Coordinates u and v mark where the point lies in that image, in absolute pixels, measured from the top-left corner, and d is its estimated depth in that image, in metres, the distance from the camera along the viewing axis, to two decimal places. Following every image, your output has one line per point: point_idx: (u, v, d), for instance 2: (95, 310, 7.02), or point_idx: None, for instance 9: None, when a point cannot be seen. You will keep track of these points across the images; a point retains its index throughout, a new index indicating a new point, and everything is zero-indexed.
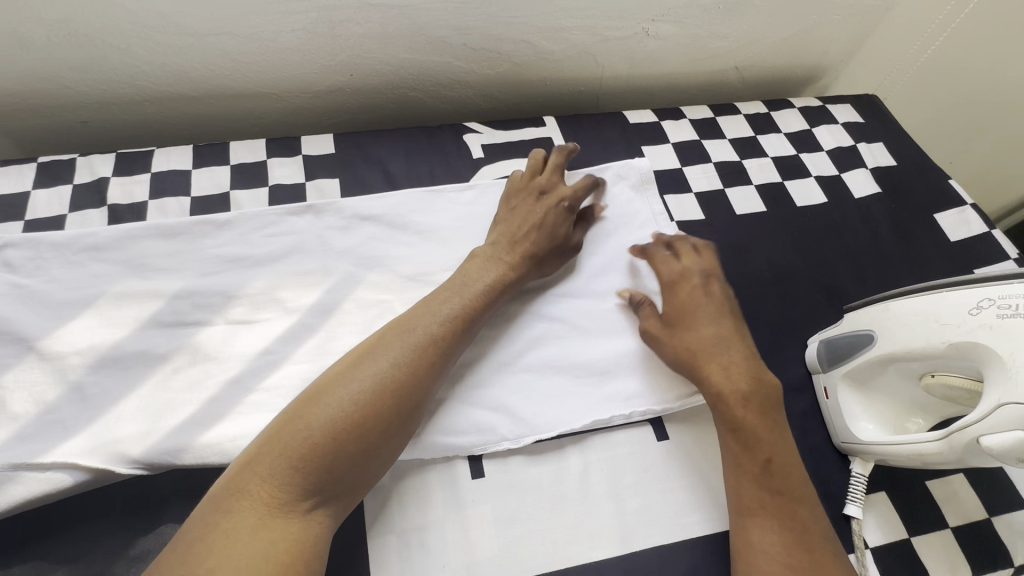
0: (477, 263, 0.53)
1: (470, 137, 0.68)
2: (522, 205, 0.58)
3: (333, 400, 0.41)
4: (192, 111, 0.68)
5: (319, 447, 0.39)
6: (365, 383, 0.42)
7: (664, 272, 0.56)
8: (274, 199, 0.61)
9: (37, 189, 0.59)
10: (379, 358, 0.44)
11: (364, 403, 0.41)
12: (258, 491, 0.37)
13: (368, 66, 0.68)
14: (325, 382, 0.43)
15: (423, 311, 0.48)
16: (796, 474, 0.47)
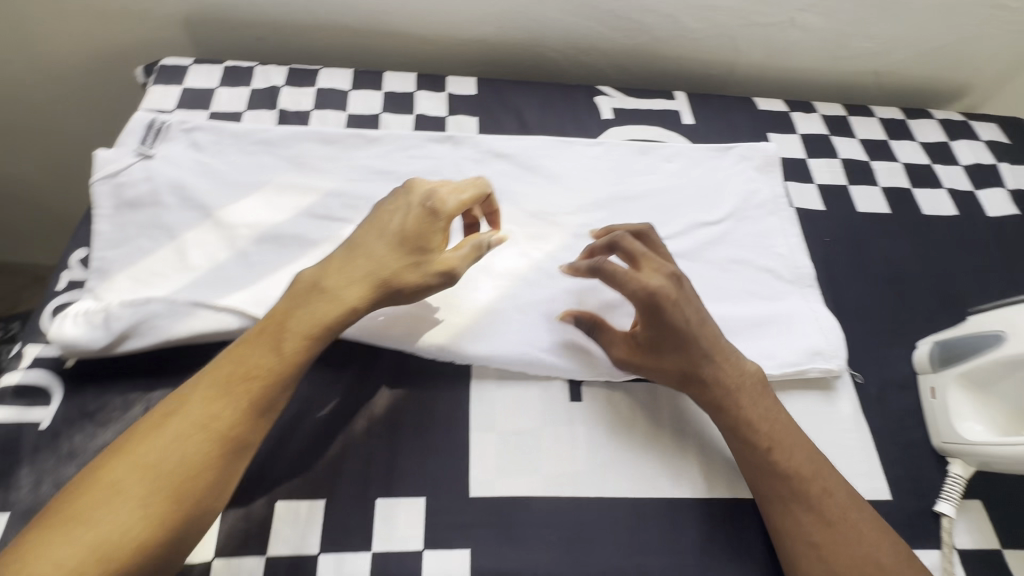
0: (369, 271, 0.46)
1: (602, 99, 0.71)
2: (401, 205, 0.48)
3: (182, 438, 0.39)
4: (348, 41, 0.74)
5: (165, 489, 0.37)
6: (221, 419, 0.40)
7: (630, 296, 0.48)
8: (419, 126, 0.66)
9: (221, 87, 0.67)
10: (237, 394, 0.41)
11: (216, 442, 0.39)
12: (78, 540, 0.35)
13: (516, 21, 0.72)
14: (173, 410, 0.40)
15: (302, 330, 0.44)
16: (800, 452, 0.47)
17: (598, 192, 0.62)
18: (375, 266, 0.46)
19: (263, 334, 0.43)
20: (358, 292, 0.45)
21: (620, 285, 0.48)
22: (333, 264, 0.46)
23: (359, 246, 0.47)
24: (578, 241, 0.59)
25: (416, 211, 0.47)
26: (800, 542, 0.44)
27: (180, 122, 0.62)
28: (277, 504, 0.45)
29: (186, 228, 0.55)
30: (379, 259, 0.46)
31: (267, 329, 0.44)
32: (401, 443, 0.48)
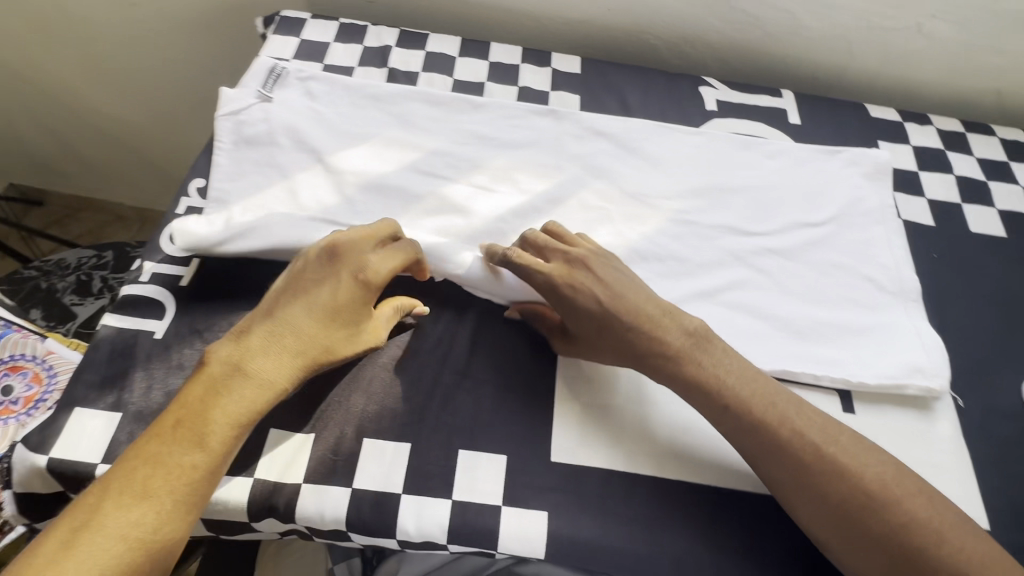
0: (300, 347, 0.43)
1: (707, 90, 0.69)
2: (332, 276, 0.45)
3: (100, 560, 0.35)
4: (455, 14, 0.75)
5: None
6: (147, 526, 0.36)
7: (537, 286, 0.48)
8: (521, 98, 0.67)
9: (336, 42, 0.69)
10: (162, 501, 0.37)
11: (145, 555, 0.36)
12: None
13: (626, 4, 0.71)
14: (85, 522, 0.36)
15: (228, 422, 0.40)
16: (758, 397, 0.45)
17: (697, 179, 0.61)
18: (306, 346, 0.43)
19: (178, 424, 0.39)
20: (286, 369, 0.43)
21: (529, 278, 0.48)
22: (255, 344, 0.42)
23: (289, 319, 0.43)
24: (674, 226, 0.58)
25: (345, 284, 0.45)
26: (793, 492, 0.43)
27: (297, 70, 0.64)
28: (365, 441, 0.46)
29: (298, 169, 0.57)
30: (309, 337, 0.44)
31: (184, 418, 0.40)
32: (485, 401, 0.48)
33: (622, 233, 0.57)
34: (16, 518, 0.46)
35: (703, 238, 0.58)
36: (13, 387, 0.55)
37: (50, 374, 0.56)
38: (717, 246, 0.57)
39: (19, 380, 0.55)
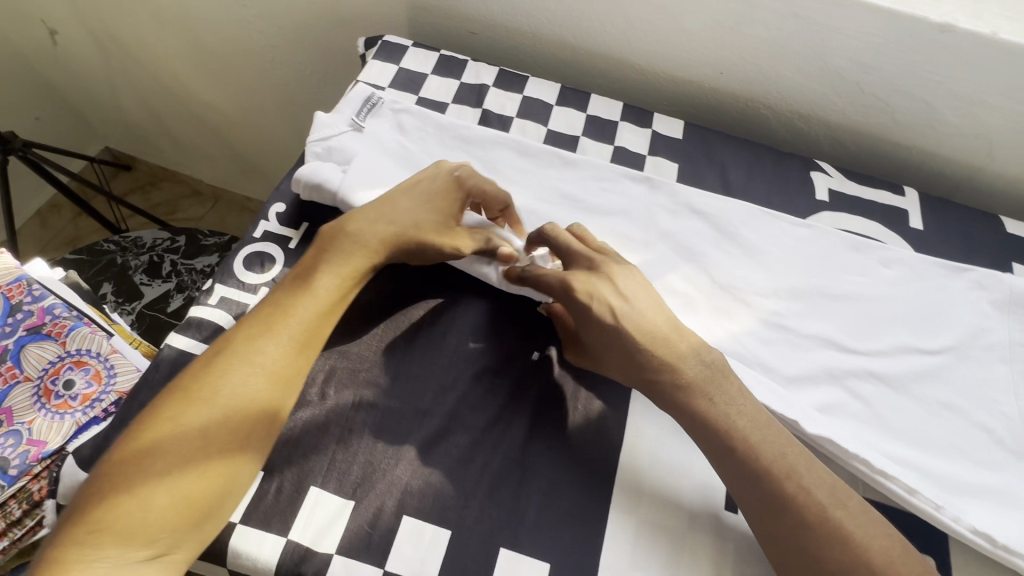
0: (394, 224, 0.48)
1: (819, 176, 0.63)
2: (431, 173, 0.52)
3: (236, 376, 0.40)
4: (562, 58, 0.73)
5: (225, 426, 0.39)
6: (274, 354, 0.42)
7: (549, 291, 0.47)
8: (615, 159, 0.63)
9: (433, 74, 0.68)
10: (285, 333, 0.42)
11: (274, 378, 0.41)
12: (155, 449, 0.37)
13: (743, 71, 0.66)
14: (226, 345, 0.42)
15: (338, 275, 0.46)
16: (806, 488, 0.40)
17: (797, 280, 0.56)
18: (403, 222, 0.48)
19: (301, 277, 0.46)
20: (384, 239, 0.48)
21: (541, 284, 0.47)
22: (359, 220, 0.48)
23: (393, 201, 0.49)
24: (765, 329, 0.53)
25: (445, 179, 0.51)
26: (780, 550, 0.40)
27: (392, 101, 0.63)
28: (404, 519, 0.43)
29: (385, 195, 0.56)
30: (408, 221, 0.49)
31: (305, 272, 0.46)
32: (536, 495, 0.45)
33: (707, 328, 0.52)
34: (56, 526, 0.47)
35: (796, 348, 0.52)
36: (75, 382, 0.55)
37: (110, 374, 0.56)
38: (811, 359, 0.52)
39: (80, 375, 0.56)
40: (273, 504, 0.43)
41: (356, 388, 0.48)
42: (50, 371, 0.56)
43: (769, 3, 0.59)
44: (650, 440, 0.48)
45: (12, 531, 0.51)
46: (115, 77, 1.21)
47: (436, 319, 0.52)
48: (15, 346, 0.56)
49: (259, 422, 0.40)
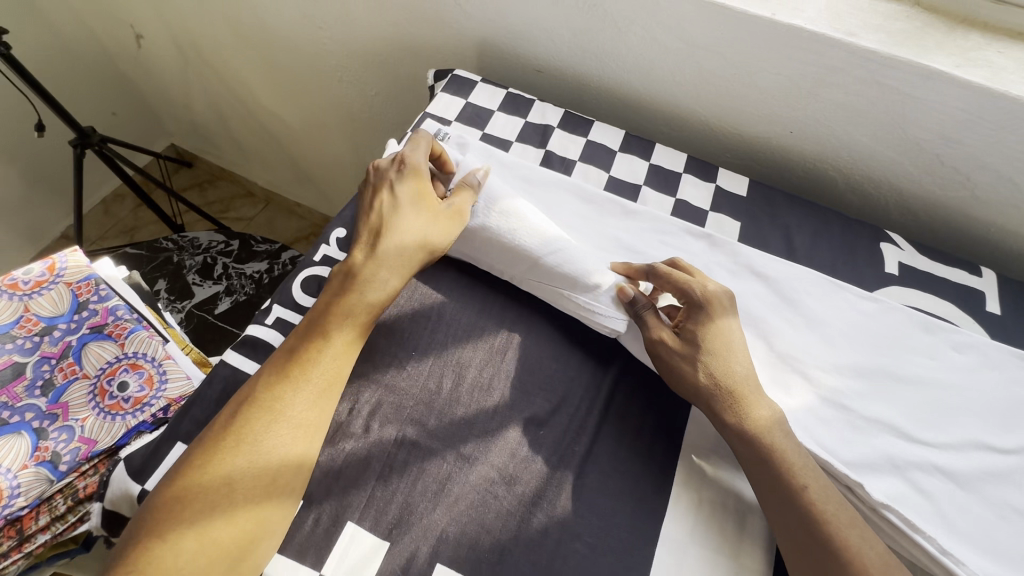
0: (411, 243, 0.51)
1: (889, 248, 0.61)
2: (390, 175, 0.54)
3: (261, 426, 0.42)
4: (628, 104, 0.73)
5: (253, 476, 0.41)
6: (296, 403, 0.44)
7: (682, 291, 0.51)
8: (676, 212, 0.62)
9: (500, 111, 0.68)
10: (307, 381, 0.44)
11: (298, 428, 0.43)
12: (188, 503, 0.40)
13: (815, 132, 0.65)
14: (251, 395, 0.44)
15: (355, 319, 0.47)
16: (872, 557, 0.41)
17: (860, 357, 0.53)
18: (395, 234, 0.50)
19: (316, 322, 0.47)
20: (397, 271, 0.50)
21: (676, 283, 0.51)
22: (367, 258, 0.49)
23: (379, 215, 0.52)
24: (825, 407, 0.50)
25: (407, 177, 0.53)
26: None
27: (459, 136, 0.64)
28: (437, 567, 0.43)
29: None
30: (418, 232, 0.51)
31: (321, 318, 0.47)
32: (573, 559, 0.43)
33: None
34: (98, 529, 0.48)
35: (856, 431, 0.49)
36: (129, 384, 0.57)
37: (162, 379, 0.58)
38: (872, 445, 0.49)
39: (134, 378, 0.57)
40: (310, 535, 0.43)
41: (399, 423, 0.48)
42: (107, 371, 0.57)
43: (850, 69, 0.58)
44: (693, 512, 0.46)
45: (55, 526, 0.53)
46: (190, 81, 1.27)
47: (487, 360, 0.51)
48: (77, 342, 0.59)
49: (286, 470, 0.42)
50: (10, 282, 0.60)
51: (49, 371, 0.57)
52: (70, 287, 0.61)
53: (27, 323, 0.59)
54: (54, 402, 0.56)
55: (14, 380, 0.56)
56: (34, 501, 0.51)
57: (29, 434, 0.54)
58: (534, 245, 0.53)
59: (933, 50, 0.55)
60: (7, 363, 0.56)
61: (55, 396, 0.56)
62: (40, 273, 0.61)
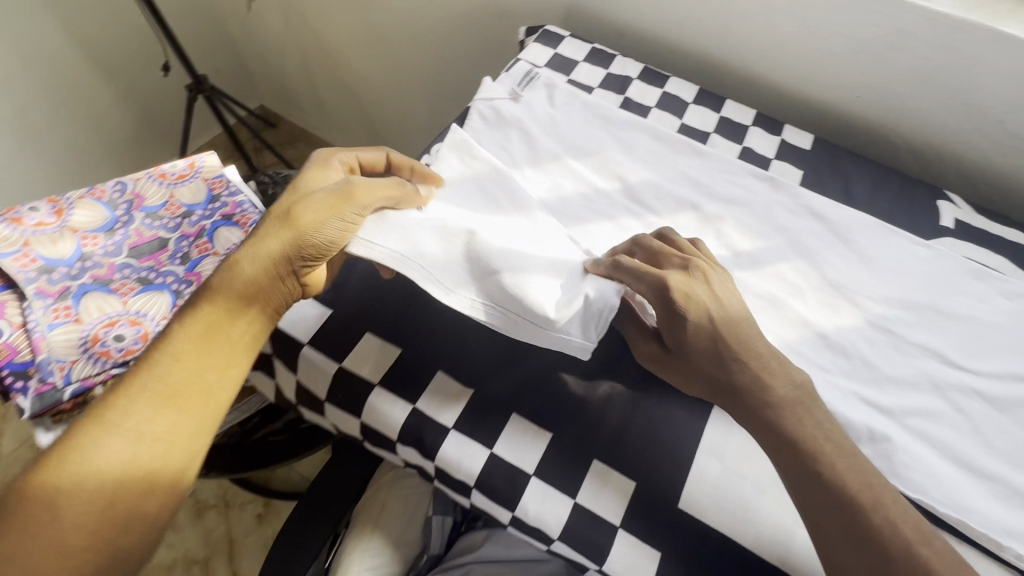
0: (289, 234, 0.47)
1: (946, 205, 0.65)
2: (310, 172, 0.53)
3: (109, 420, 0.39)
4: (702, 65, 0.79)
5: (97, 477, 0.37)
6: (144, 394, 0.40)
7: (645, 285, 0.47)
8: (741, 158, 0.68)
9: (585, 62, 0.76)
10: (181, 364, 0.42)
11: (168, 408, 0.40)
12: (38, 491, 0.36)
13: (881, 96, 0.69)
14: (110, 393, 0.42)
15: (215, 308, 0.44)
16: None
17: (910, 292, 0.57)
18: (289, 216, 0.48)
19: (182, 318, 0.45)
20: (267, 260, 0.47)
21: (636, 283, 0.47)
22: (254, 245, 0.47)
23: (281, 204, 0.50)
24: (872, 329, 0.55)
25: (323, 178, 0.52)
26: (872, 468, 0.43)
27: (548, 78, 0.71)
28: (512, 415, 0.49)
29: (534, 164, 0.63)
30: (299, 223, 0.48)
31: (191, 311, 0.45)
32: (630, 422, 0.49)
33: (812, 316, 0.55)
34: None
35: (901, 353, 0.54)
36: None
37: None
38: (915, 366, 0.53)
39: None
40: (408, 375, 0.51)
41: None
42: (235, 251, 0.67)
43: (923, 33, 0.62)
44: None
45: None
46: (288, 44, 1.40)
47: None
48: (211, 226, 0.69)
49: (144, 459, 0.39)
50: (160, 173, 0.71)
51: (188, 246, 0.67)
52: (207, 182, 0.72)
53: (172, 207, 0.69)
54: (191, 270, 0.66)
55: (160, 250, 0.66)
56: None
57: (170, 293, 0.64)
58: (477, 263, 0.49)
59: (1004, 17, 0.59)
60: (156, 236, 0.67)
61: (191, 266, 0.66)
62: (184, 168, 0.72)
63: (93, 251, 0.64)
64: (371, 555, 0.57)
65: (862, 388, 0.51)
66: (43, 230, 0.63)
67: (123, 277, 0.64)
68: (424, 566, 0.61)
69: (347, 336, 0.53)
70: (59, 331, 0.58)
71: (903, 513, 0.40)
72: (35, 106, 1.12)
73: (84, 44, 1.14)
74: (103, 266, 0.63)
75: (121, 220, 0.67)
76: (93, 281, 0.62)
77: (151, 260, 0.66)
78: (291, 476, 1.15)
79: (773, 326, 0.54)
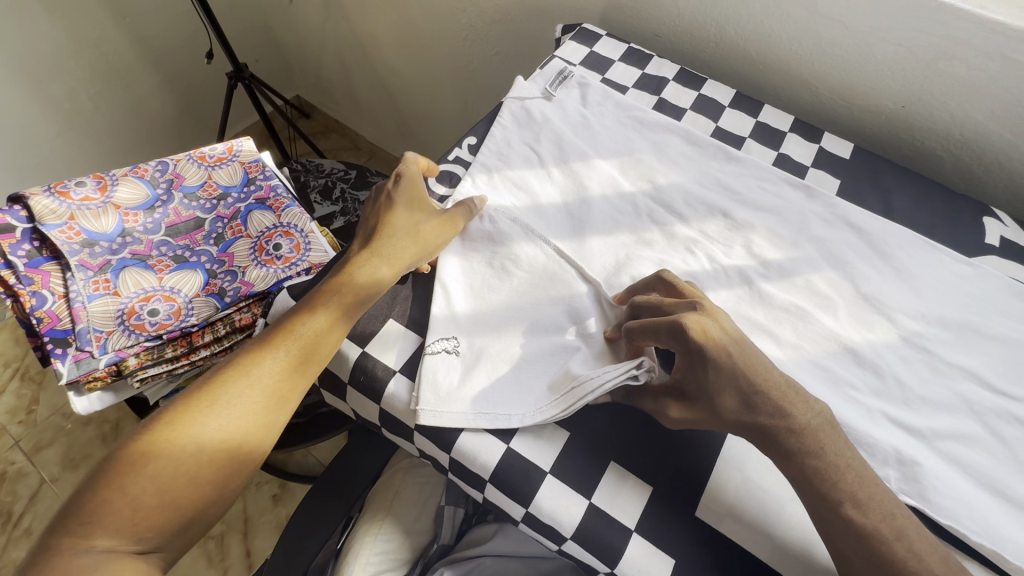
0: (410, 248, 0.53)
1: (991, 222, 0.63)
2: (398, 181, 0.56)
3: (239, 394, 0.44)
4: (741, 68, 0.77)
5: (219, 449, 0.42)
6: (267, 376, 0.45)
7: (662, 331, 0.43)
8: (777, 164, 0.66)
9: (620, 61, 0.75)
10: (299, 340, 0.47)
11: (288, 374, 0.46)
12: (185, 426, 0.42)
13: (928, 106, 0.67)
14: (235, 357, 0.46)
15: (332, 295, 0.50)
16: None
17: (950, 310, 0.55)
18: (389, 228, 0.53)
19: (307, 306, 0.49)
20: (394, 265, 0.52)
21: (650, 331, 0.44)
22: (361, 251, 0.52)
23: (377, 211, 0.55)
24: (906, 347, 0.53)
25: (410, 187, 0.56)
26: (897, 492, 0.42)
27: (581, 76, 0.70)
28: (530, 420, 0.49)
29: (564, 163, 0.63)
30: (417, 240, 0.53)
31: (315, 298, 0.50)
32: (647, 429, 0.49)
33: (843, 329, 0.54)
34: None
35: (937, 373, 0.51)
36: (282, 247, 0.68)
37: (307, 248, 0.69)
38: (950, 387, 0.51)
39: (287, 242, 0.69)
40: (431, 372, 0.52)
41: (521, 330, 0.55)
42: (266, 234, 0.69)
43: (977, 42, 0.59)
44: None
45: (213, 346, 0.65)
46: (325, 36, 1.42)
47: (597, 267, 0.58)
48: (246, 209, 0.71)
49: (264, 410, 0.45)
50: (199, 155, 0.74)
51: (222, 227, 0.69)
52: (243, 166, 0.74)
53: (209, 188, 0.71)
54: (224, 251, 0.68)
55: (196, 230, 0.69)
56: (202, 322, 0.63)
57: (203, 272, 0.66)
58: (512, 372, 0.50)
59: None
60: (193, 216, 0.69)
61: (224, 247, 0.68)
62: (222, 151, 0.74)
63: (133, 227, 0.66)
64: (384, 539, 0.57)
65: (891, 408, 0.49)
66: (87, 204, 0.65)
67: (159, 254, 0.66)
68: (435, 553, 0.62)
69: (371, 321, 0.54)
70: (97, 303, 0.61)
71: (930, 546, 0.38)
72: (85, 87, 1.17)
73: (133, 29, 1.19)
74: (141, 242, 0.66)
75: (161, 199, 0.69)
76: (132, 256, 0.64)
77: (187, 239, 0.68)
78: (307, 459, 1.17)
79: (801, 337, 0.53)
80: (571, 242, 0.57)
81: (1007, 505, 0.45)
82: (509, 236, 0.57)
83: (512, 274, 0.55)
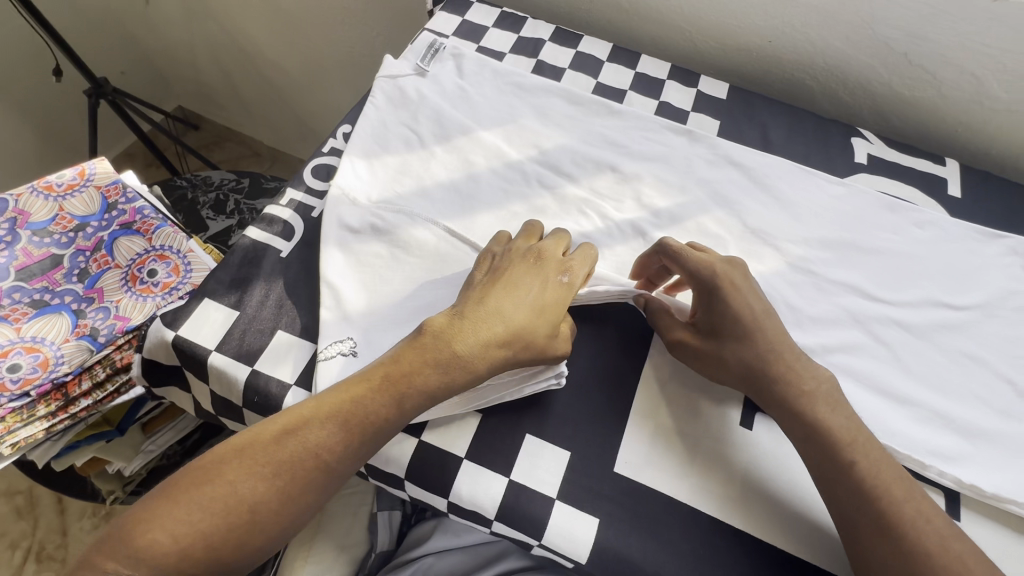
0: (509, 341, 0.42)
1: (860, 142, 0.66)
2: (536, 260, 0.46)
3: (289, 471, 0.37)
4: (616, 20, 0.77)
5: (252, 527, 0.36)
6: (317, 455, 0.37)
7: (694, 278, 0.48)
8: (658, 113, 0.67)
9: (494, 27, 0.73)
10: (369, 426, 0.39)
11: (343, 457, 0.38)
12: (226, 485, 0.36)
13: (791, 38, 0.69)
14: (302, 413, 0.39)
15: (415, 383, 0.40)
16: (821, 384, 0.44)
17: (828, 231, 0.57)
18: (502, 319, 0.42)
19: (392, 387, 0.39)
20: (491, 362, 0.41)
21: (685, 265, 0.48)
22: (468, 328, 0.41)
23: (498, 283, 0.44)
24: (793, 272, 0.55)
25: (553, 277, 0.45)
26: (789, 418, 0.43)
27: (455, 47, 0.68)
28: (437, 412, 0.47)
29: (448, 139, 0.60)
30: (514, 322, 0.42)
31: (403, 377, 0.40)
32: (560, 395, 0.48)
33: None
34: (140, 379, 0.55)
35: (823, 292, 0.54)
36: (158, 272, 0.62)
37: (187, 269, 0.63)
38: (836, 303, 0.53)
39: (162, 267, 0.63)
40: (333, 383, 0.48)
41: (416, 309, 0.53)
42: (138, 261, 0.63)
43: None
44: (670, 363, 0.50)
45: (96, 393, 0.59)
46: (195, 38, 1.31)
47: None
48: (109, 237, 0.64)
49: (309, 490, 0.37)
50: (45, 185, 0.65)
51: (85, 261, 0.62)
52: (100, 190, 0.66)
53: (62, 221, 0.64)
54: (90, 287, 0.61)
55: (54, 269, 0.61)
56: (76, 369, 0.57)
57: (69, 313, 0.59)
58: None
59: None
60: (46, 254, 0.62)
61: (91, 282, 0.61)
62: (72, 178, 0.67)
63: None
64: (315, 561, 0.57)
65: None
66: None
67: (13, 302, 0.58)
68: (374, 564, 0.61)
69: (256, 337, 0.50)
70: None
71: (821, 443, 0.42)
72: None
73: None
74: None
75: (5, 240, 0.61)
76: None
77: (44, 280, 0.61)
78: None
79: None
80: (461, 219, 0.55)
81: (893, 404, 0.49)
82: (395, 225, 0.54)
83: (407, 261, 0.53)
